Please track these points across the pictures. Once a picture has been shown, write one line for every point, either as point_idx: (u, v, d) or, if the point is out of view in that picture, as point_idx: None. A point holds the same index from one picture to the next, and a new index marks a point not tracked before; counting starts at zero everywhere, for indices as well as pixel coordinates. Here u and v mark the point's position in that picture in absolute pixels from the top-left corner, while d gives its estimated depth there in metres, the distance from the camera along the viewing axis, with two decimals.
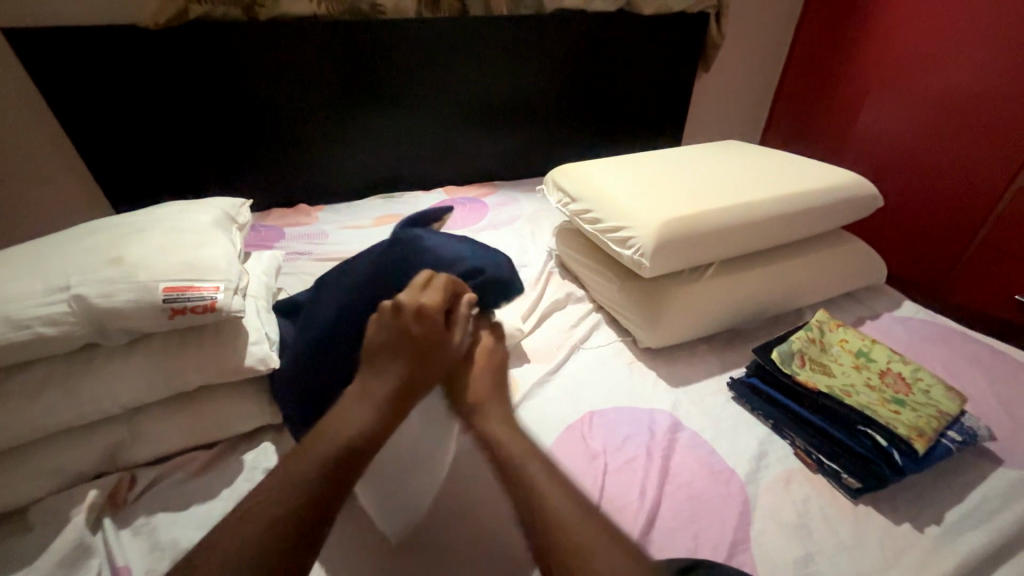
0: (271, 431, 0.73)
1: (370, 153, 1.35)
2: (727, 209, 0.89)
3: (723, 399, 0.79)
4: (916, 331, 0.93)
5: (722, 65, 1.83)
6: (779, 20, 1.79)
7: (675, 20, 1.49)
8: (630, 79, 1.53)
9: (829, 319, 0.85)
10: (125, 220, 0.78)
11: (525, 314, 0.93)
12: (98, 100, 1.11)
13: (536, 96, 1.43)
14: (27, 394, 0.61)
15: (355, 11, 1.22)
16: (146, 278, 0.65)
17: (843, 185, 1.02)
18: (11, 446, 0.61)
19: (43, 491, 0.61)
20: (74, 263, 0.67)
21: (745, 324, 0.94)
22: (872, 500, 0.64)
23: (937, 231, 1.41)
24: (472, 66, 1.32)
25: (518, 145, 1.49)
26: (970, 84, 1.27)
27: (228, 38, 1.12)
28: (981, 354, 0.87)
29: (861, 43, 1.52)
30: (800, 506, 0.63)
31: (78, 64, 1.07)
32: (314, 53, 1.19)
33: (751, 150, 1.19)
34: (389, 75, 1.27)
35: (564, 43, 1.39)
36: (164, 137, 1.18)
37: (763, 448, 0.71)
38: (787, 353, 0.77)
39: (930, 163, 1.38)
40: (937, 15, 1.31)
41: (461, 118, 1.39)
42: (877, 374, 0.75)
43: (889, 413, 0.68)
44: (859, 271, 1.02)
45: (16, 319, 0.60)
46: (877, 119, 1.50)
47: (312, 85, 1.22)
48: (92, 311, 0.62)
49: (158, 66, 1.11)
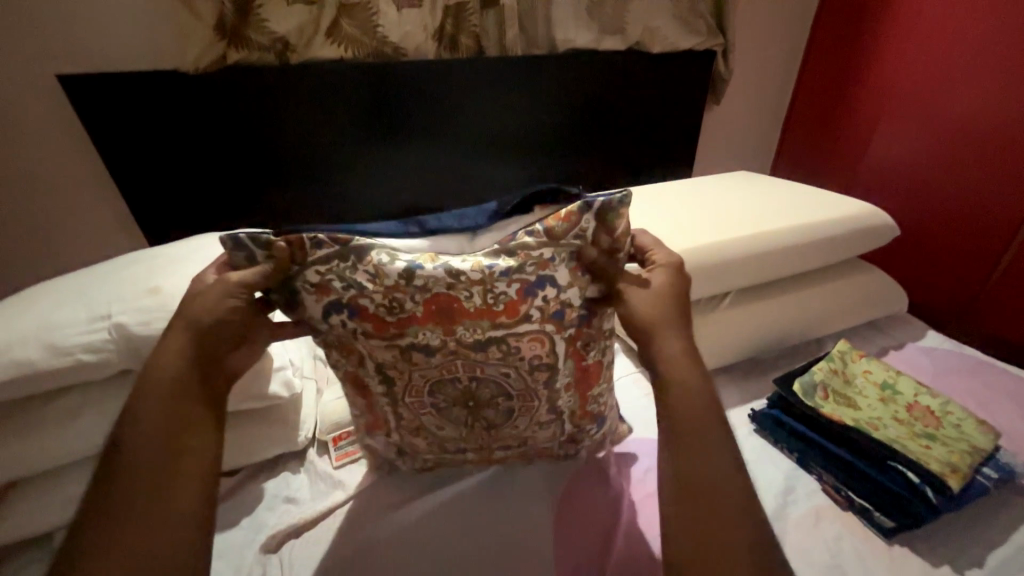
0: (294, 460, 0.77)
1: (390, 185, 1.41)
2: (741, 240, 0.90)
3: (746, 431, 0.77)
4: (944, 362, 0.91)
5: (733, 98, 1.87)
6: (786, 54, 1.85)
7: (683, 57, 1.54)
8: (642, 114, 1.57)
9: (851, 349, 0.84)
10: (158, 252, 0.82)
11: (463, 357, 0.60)
12: (138, 139, 1.18)
13: (550, 129, 1.48)
14: (63, 420, 0.63)
15: (379, 54, 1.29)
16: (182, 307, 0.68)
17: (858, 214, 1.02)
18: (43, 471, 0.63)
19: (70, 517, 0.63)
20: (114, 293, 0.70)
21: (764, 354, 0.93)
22: (908, 540, 0.62)
23: (958, 258, 1.39)
24: (489, 102, 1.38)
25: (534, 176, 1.54)
26: (979, 115, 1.28)
27: (261, 79, 1.20)
28: (1012, 385, 0.85)
29: (867, 76, 1.56)
30: (831, 546, 0.61)
31: (125, 106, 1.15)
32: (338, 93, 1.25)
33: (762, 180, 1.20)
34: (410, 113, 1.33)
35: (576, 79, 1.44)
36: (196, 170, 1.24)
37: (789, 483, 0.69)
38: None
39: (945, 190, 1.38)
40: (940, 53, 1.35)
41: (478, 151, 1.44)
42: (905, 407, 0.74)
43: (919, 447, 0.66)
44: (880, 300, 1.01)
45: (60, 346, 0.63)
46: (887, 149, 1.51)
47: (334, 120, 1.28)
48: (130, 339, 0.65)
49: (196, 106, 1.18)
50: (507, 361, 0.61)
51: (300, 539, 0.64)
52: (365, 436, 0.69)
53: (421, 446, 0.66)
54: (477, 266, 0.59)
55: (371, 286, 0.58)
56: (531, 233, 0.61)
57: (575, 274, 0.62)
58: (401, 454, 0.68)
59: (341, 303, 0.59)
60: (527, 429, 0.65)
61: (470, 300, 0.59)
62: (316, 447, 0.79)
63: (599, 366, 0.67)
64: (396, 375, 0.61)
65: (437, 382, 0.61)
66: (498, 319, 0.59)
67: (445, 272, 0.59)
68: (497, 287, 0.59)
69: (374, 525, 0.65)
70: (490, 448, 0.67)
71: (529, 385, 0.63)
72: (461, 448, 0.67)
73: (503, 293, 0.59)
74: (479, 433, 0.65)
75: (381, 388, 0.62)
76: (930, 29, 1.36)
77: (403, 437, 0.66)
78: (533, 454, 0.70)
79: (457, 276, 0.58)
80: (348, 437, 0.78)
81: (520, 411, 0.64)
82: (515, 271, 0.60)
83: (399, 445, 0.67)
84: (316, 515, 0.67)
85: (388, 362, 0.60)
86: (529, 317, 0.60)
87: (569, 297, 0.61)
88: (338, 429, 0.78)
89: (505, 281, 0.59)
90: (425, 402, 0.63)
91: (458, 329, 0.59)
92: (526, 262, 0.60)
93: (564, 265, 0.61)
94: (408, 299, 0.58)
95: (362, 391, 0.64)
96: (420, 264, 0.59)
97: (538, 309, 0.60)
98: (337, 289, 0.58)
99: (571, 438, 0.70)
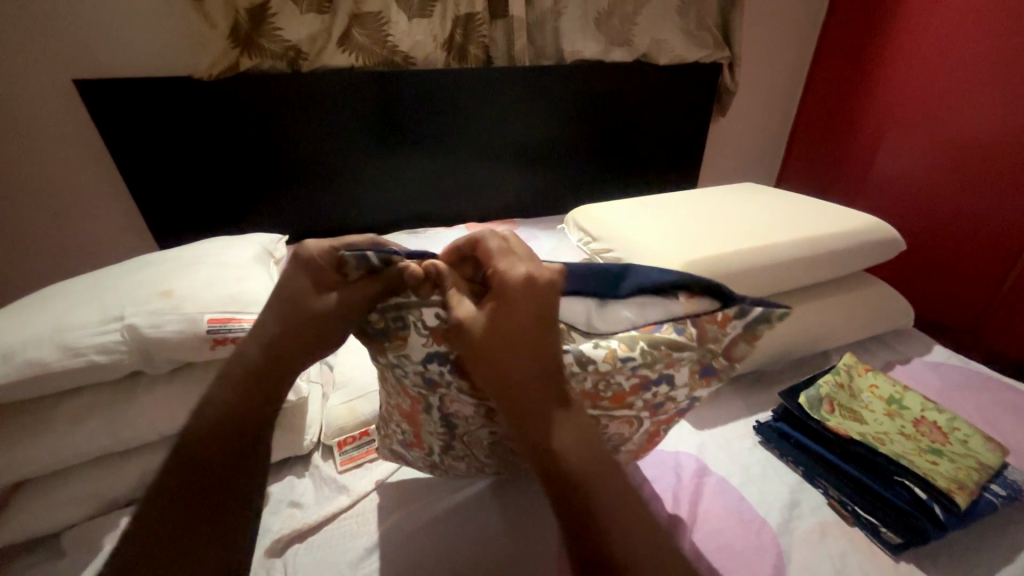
0: (298, 465, 0.78)
1: (398, 193, 1.42)
2: (746, 251, 0.90)
3: (750, 444, 0.77)
4: (950, 377, 0.91)
5: (738, 110, 1.88)
6: (792, 68, 1.86)
7: (690, 68, 1.56)
8: (648, 124, 1.59)
9: (857, 363, 0.84)
10: (170, 255, 0.83)
11: None
12: (152, 143, 1.20)
13: (557, 139, 1.50)
14: (73, 420, 0.64)
15: (389, 62, 1.31)
16: (193, 310, 0.69)
17: (863, 227, 1.03)
18: (52, 471, 0.64)
19: (76, 517, 0.63)
20: (126, 295, 0.71)
21: (769, 366, 0.93)
22: (915, 557, 0.62)
23: (965, 273, 1.38)
24: (497, 111, 1.40)
25: (540, 184, 1.55)
26: (984, 130, 1.29)
27: (273, 86, 1.22)
28: (1018, 402, 0.84)
29: (873, 91, 1.57)
30: (836, 561, 0.61)
31: (140, 110, 1.17)
32: (348, 100, 1.27)
33: (767, 192, 1.21)
34: (418, 121, 1.35)
35: (583, 90, 1.46)
36: (207, 174, 1.26)
37: (795, 498, 0.69)
38: (745, 350, 0.59)
39: (950, 204, 1.38)
40: (946, 68, 1.36)
41: (485, 159, 1.45)
42: (911, 422, 0.73)
43: (926, 463, 0.65)
44: (885, 314, 1.01)
45: (73, 346, 0.64)
46: (893, 163, 1.52)
47: (344, 127, 1.30)
48: (141, 340, 0.66)
49: (209, 111, 1.20)
50: None
51: (304, 544, 0.65)
52: (396, 444, 0.67)
53: (460, 468, 0.66)
54: (610, 358, 0.55)
55: None
56: (682, 330, 0.57)
57: (693, 375, 0.58)
58: (435, 467, 0.67)
59: (446, 357, 0.55)
60: None
61: (582, 383, 0.55)
62: (321, 451, 0.79)
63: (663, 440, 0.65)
64: (465, 422, 0.59)
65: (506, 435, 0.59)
66: (603, 402, 0.56)
67: (574, 356, 0.54)
68: (616, 376, 0.55)
69: (377, 532, 0.65)
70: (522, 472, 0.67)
71: None
72: (496, 469, 0.67)
73: (619, 381, 0.56)
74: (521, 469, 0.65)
75: (441, 428, 0.60)
76: (935, 45, 1.37)
77: (444, 460, 0.64)
78: None
79: (587, 361, 0.54)
80: (353, 441, 0.78)
81: None
82: (645, 366, 0.55)
83: (434, 462, 0.65)
84: (319, 520, 0.67)
85: (465, 412, 0.58)
86: (635, 406, 0.57)
87: (677, 395, 0.58)
88: (343, 434, 0.78)
89: (627, 373, 0.55)
90: (482, 442, 0.61)
91: None
92: (659, 359, 0.56)
93: (686, 365, 0.57)
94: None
95: (417, 424, 0.62)
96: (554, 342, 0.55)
97: (647, 399, 0.57)
98: (448, 341, 0.54)
99: None
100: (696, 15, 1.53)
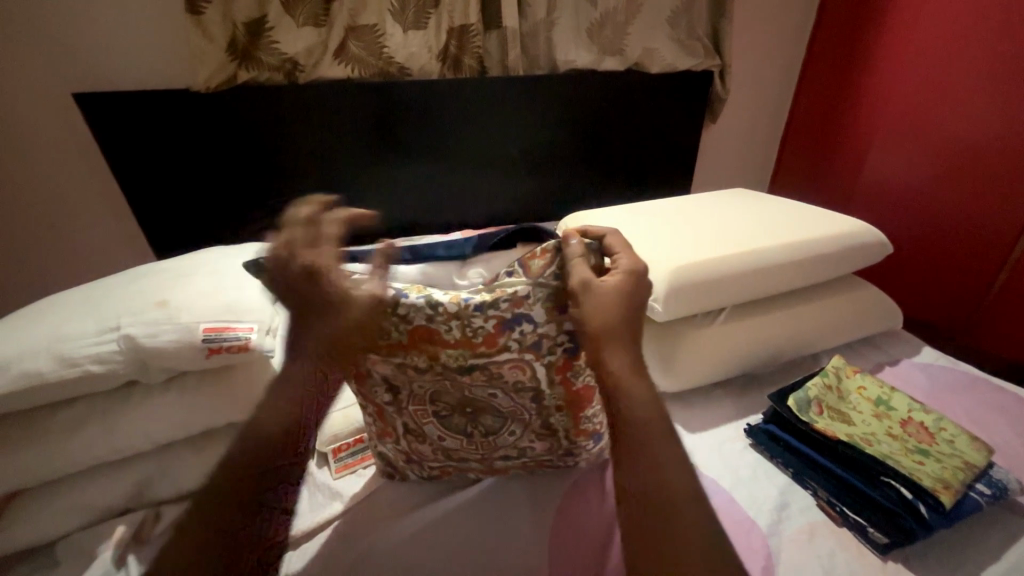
0: None
1: (394, 201, 1.44)
2: (735, 256, 0.92)
3: (741, 447, 0.78)
4: (938, 378, 0.92)
5: (731, 116, 1.90)
6: (782, 74, 1.89)
7: (681, 76, 1.58)
8: (640, 131, 1.61)
9: (846, 365, 0.85)
10: (167, 265, 0.84)
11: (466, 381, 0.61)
12: (150, 155, 1.22)
13: (550, 146, 1.52)
14: (67, 431, 0.65)
15: (384, 73, 1.33)
16: (188, 319, 0.70)
17: (851, 231, 1.04)
18: (46, 482, 0.64)
19: (71, 526, 0.64)
20: (123, 305, 0.72)
21: (761, 369, 0.94)
22: (902, 556, 0.62)
23: (953, 275, 1.40)
24: (490, 119, 1.42)
25: (534, 191, 1.57)
26: (970, 136, 1.31)
27: (268, 97, 1.23)
28: (1005, 401, 0.85)
29: (860, 98, 1.59)
30: (825, 562, 0.61)
31: (138, 123, 1.19)
32: (343, 111, 1.29)
33: (758, 197, 1.22)
34: (413, 131, 1.37)
35: (576, 98, 1.48)
36: (204, 185, 1.27)
37: (784, 499, 0.69)
38: None
39: (939, 208, 1.40)
40: (933, 76, 1.38)
41: (480, 168, 1.47)
42: (898, 423, 0.74)
43: (912, 463, 0.67)
44: (875, 315, 1.02)
45: (69, 357, 0.65)
46: (880, 169, 1.54)
47: (339, 137, 1.31)
48: (137, 350, 0.67)
49: (206, 122, 1.22)
50: (493, 384, 0.62)
51: (297, 551, 0.65)
52: (376, 443, 0.70)
53: (426, 453, 0.68)
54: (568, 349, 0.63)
55: (362, 312, 0.59)
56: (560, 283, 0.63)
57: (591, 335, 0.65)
58: (410, 462, 0.70)
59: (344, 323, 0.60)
60: (524, 436, 0.66)
61: (449, 333, 0.60)
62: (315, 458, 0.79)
63: (592, 388, 0.66)
64: (398, 384, 0.63)
65: (436, 392, 0.63)
66: (478, 348, 0.60)
67: (423, 302, 0.59)
68: (473, 322, 0.59)
69: (370, 539, 0.65)
70: (491, 459, 0.68)
71: (519, 405, 0.64)
72: (464, 457, 0.68)
73: (482, 326, 0.60)
74: (479, 444, 0.67)
75: (386, 398, 0.64)
76: (921, 54, 1.40)
77: (409, 444, 0.67)
78: (534, 465, 0.71)
79: (435, 305, 0.59)
80: (348, 448, 0.78)
81: (516, 423, 0.65)
82: (490, 307, 0.59)
83: (406, 453, 0.69)
84: (312, 527, 0.67)
85: (388, 373, 0.62)
86: (509, 348, 0.60)
87: (547, 331, 0.61)
88: (336, 442, 0.78)
89: (482, 317, 0.59)
90: (427, 412, 0.64)
91: (442, 354, 0.60)
92: (501, 298, 0.59)
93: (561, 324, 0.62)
94: (391, 329, 0.60)
95: (370, 400, 0.66)
96: (403, 294, 0.60)
97: (517, 339, 0.60)
98: (332, 313, 0.60)
99: (568, 452, 0.70)
100: (687, 24, 1.56)
